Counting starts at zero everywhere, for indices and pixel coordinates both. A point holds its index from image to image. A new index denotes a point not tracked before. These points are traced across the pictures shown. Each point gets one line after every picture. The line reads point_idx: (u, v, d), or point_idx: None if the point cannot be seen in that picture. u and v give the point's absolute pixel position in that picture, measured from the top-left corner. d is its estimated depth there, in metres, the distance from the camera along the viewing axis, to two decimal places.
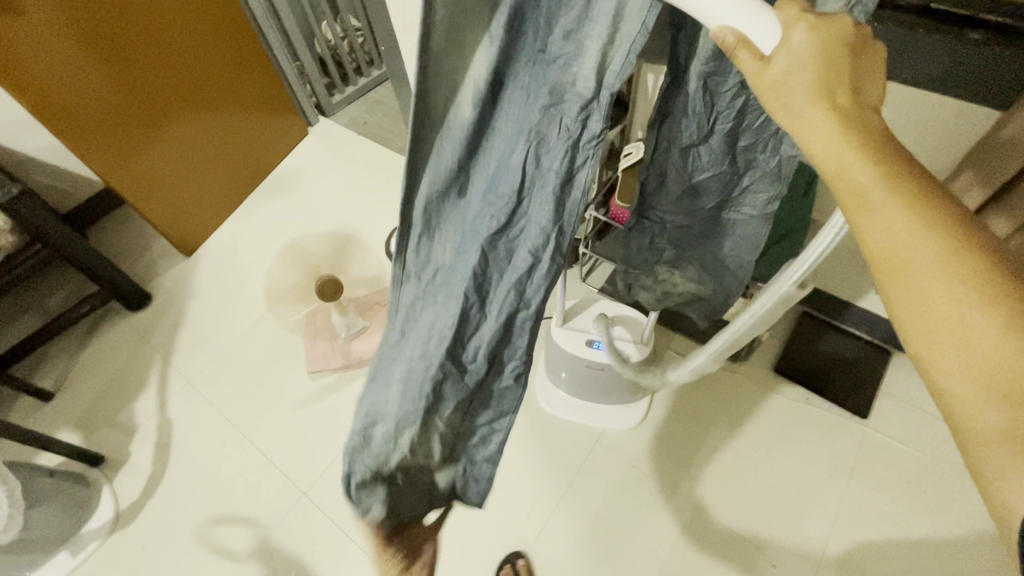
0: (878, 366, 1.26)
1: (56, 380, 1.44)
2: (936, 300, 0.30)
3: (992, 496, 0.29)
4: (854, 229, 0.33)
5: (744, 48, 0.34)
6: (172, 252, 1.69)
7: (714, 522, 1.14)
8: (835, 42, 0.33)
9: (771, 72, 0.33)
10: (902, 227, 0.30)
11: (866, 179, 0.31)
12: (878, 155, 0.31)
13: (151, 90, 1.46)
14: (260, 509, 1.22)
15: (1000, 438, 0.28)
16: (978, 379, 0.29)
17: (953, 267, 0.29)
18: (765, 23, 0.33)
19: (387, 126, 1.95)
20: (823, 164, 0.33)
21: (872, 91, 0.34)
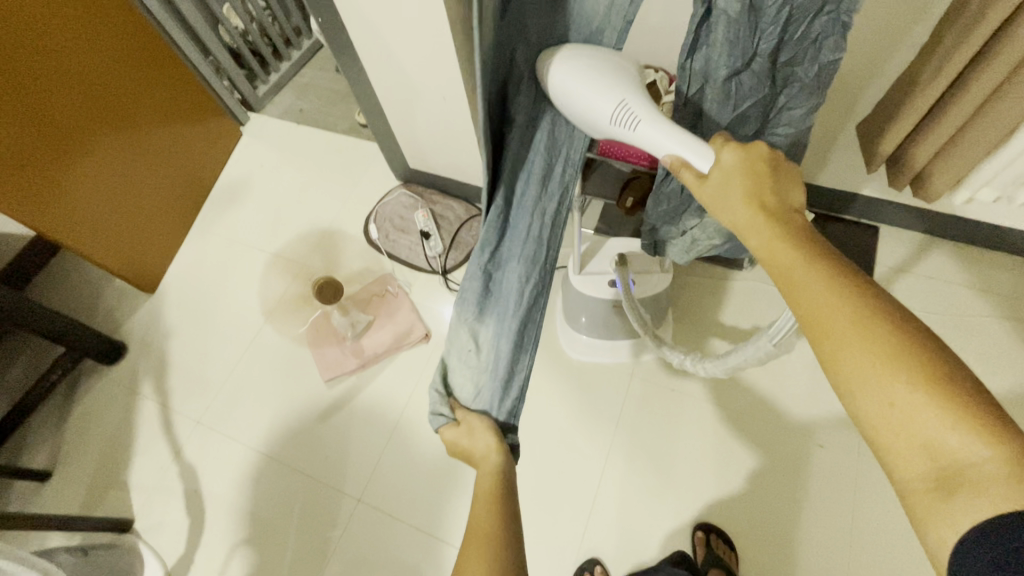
0: (867, 239, 1.32)
1: (49, 457, 1.32)
2: (860, 364, 0.39)
3: (927, 535, 0.36)
4: (789, 301, 0.45)
5: (687, 169, 0.51)
6: (132, 293, 1.54)
7: (761, 419, 1.19)
8: (756, 162, 0.50)
9: (708, 185, 0.51)
10: (825, 299, 0.42)
11: (789, 261, 0.45)
12: (797, 244, 0.45)
13: (62, 123, 1.27)
14: (319, 528, 1.18)
15: (929, 481, 0.36)
16: (898, 433, 0.37)
17: (866, 333, 0.40)
18: (701, 151, 0.50)
19: (327, 109, 1.81)
20: (761, 254, 0.47)
21: (795, 198, 0.50)
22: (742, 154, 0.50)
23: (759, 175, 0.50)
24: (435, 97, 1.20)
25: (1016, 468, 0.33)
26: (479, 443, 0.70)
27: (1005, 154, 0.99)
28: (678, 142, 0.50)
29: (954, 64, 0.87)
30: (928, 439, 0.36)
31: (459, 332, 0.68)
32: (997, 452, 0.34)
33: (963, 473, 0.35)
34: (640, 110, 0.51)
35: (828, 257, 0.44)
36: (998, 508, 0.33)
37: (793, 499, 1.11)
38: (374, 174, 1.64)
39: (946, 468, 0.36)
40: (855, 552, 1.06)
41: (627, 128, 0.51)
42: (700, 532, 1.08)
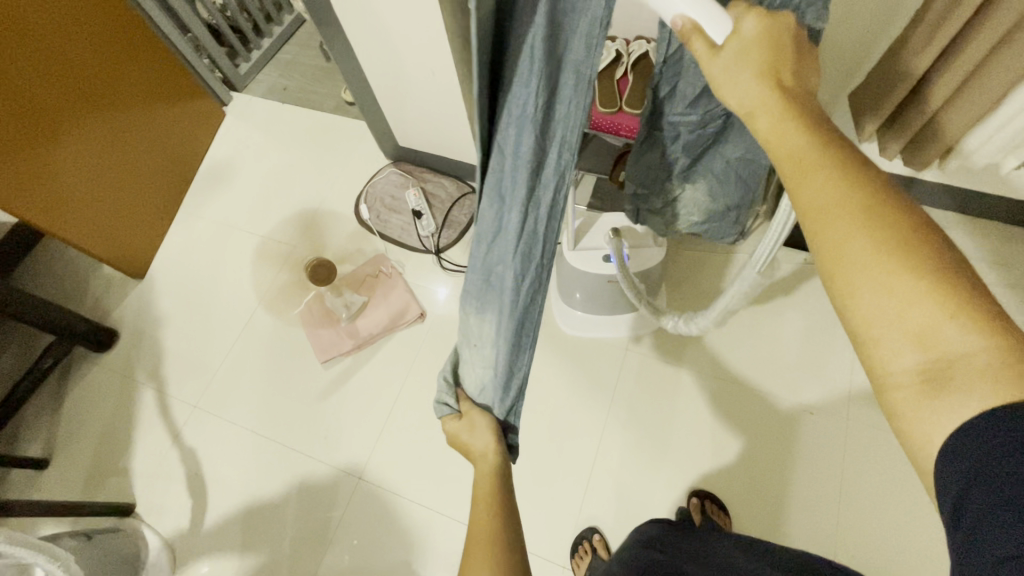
0: None
1: (45, 445, 1.32)
2: (864, 257, 0.36)
3: (905, 427, 0.37)
4: (791, 194, 0.40)
5: (698, 37, 0.41)
6: (120, 279, 1.52)
7: (752, 388, 1.22)
8: (778, 34, 0.41)
9: (722, 57, 0.41)
10: (833, 191, 0.38)
11: (799, 149, 0.39)
12: (810, 132, 0.39)
13: (41, 106, 1.23)
14: (321, 507, 1.20)
15: (915, 372, 0.35)
16: (893, 325, 0.36)
17: (872, 226, 0.36)
18: (717, 20, 0.40)
19: (311, 87, 1.77)
20: (767, 140, 0.41)
21: (812, 79, 0.43)
22: (766, 24, 0.41)
23: (782, 50, 0.41)
24: (424, 73, 1.17)
25: (1001, 359, 0.33)
26: (479, 441, 0.73)
27: (995, 121, 1.00)
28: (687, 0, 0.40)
29: (945, 30, 0.87)
30: (923, 331, 0.35)
31: (467, 321, 0.70)
32: (988, 343, 0.34)
33: (952, 364, 0.34)
34: None
35: (843, 146, 0.39)
36: (988, 398, 0.33)
37: (785, 465, 1.14)
38: (362, 154, 1.61)
39: (937, 362, 0.35)
40: (845, 512, 1.09)
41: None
42: (696, 498, 1.11)
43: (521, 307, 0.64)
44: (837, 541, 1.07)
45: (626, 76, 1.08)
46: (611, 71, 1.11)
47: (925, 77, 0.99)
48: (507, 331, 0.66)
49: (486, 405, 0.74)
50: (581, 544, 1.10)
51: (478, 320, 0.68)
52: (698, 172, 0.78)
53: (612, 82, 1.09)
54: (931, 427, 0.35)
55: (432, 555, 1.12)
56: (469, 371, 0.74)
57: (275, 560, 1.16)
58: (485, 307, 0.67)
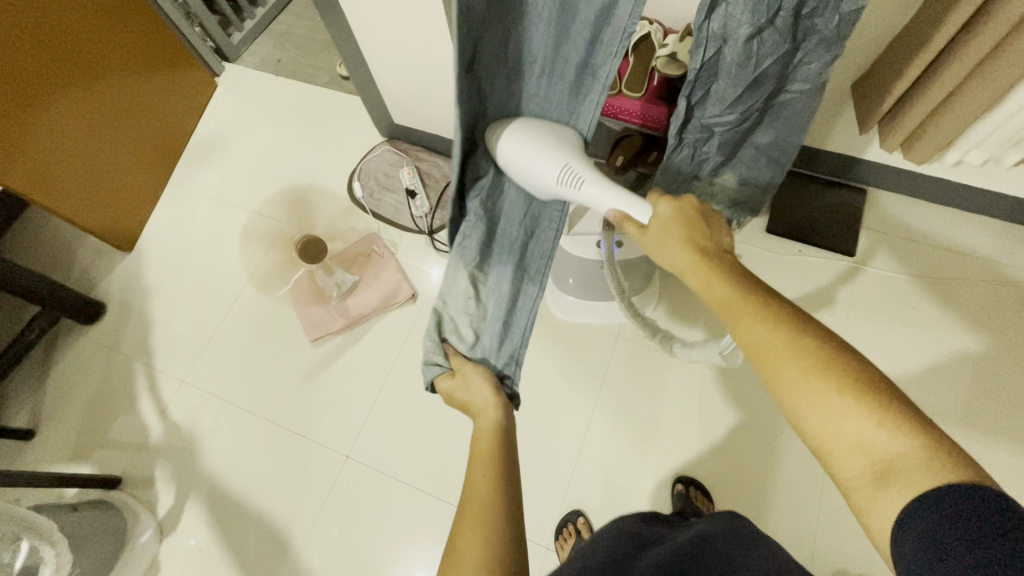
0: (853, 202, 1.33)
1: (31, 416, 1.31)
2: (796, 380, 0.45)
3: (872, 525, 0.41)
4: (732, 333, 0.51)
5: (628, 223, 0.65)
6: (108, 251, 1.50)
7: (741, 377, 1.22)
8: (689, 213, 0.61)
9: (649, 234, 0.63)
10: (759, 330, 0.49)
11: (727, 297, 0.53)
12: (730, 282, 0.53)
13: (30, 71, 1.20)
14: (308, 484, 1.20)
15: (863, 473, 0.41)
16: (837, 437, 0.43)
17: (795, 352, 0.46)
18: (639, 209, 0.63)
19: (306, 60, 1.73)
20: (702, 291, 0.56)
21: (724, 240, 0.60)
22: (674, 207, 0.62)
23: (691, 221, 0.61)
24: (420, 48, 1.14)
25: (926, 457, 0.39)
26: (477, 396, 0.72)
27: (995, 117, 0.99)
28: (615, 203, 0.64)
29: (951, 22, 0.86)
30: (860, 439, 0.42)
31: (458, 281, 0.72)
32: (911, 442, 0.40)
33: (892, 463, 0.40)
34: (584, 175, 0.64)
35: (759, 289, 0.52)
36: (923, 485, 0.38)
37: (769, 455, 1.15)
38: (357, 130, 1.58)
39: (878, 464, 0.41)
40: (826, 503, 1.10)
41: (572, 186, 0.65)
42: (681, 484, 1.12)
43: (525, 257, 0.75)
44: (819, 532, 1.08)
45: (626, 57, 1.05)
46: None
47: (928, 67, 0.97)
48: (511, 283, 0.74)
49: (480, 360, 0.75)
50: (565, 527, 1.12)
51: (476, 281, 0.73)
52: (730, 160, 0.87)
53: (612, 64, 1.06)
54: (884, 519, 0.40)
55: (418, 533, 1.13)
56: (459, 327, 0.74)
57: (260, 535, 1.16)
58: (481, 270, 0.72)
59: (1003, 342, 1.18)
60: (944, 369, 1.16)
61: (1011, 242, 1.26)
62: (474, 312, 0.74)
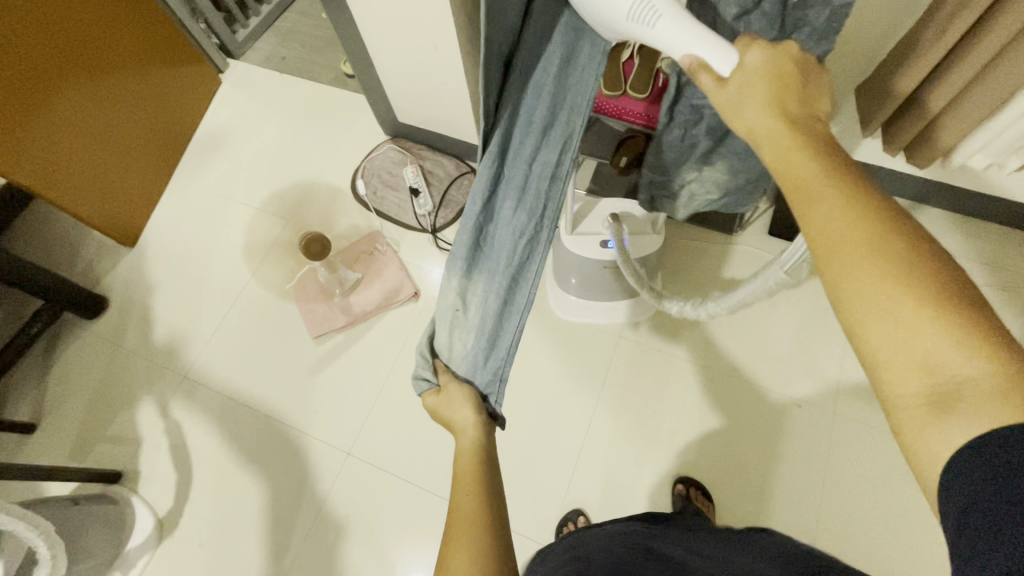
0: None
1: (33, 409, 1.31)
2: (870, 279, 0.38)
3: (915, 451, 0.37)
4: (799, 220, 0.43)
5: (706, 72, 0.49)
6: (110, 246, 1.50)
7: (739, 378, 1.23)
8: (785, 70, 0.48)
9: (727, 89, 0.49)
10: (840, 216, 0.40)
11: (803, 177, 0.43)
12: (817, 159, 0.43)
13: (35, 62, 1.20)
14: (308, 480, 1.20)
15: (921, 396, 0.36)
16: (898, 350, 0.37)
17: (879, 247, 0.38)
18: (724, 55, 0.49)
19: (311, 57, 1.73)
20: (773, 166, 0.46)
21: (819, 105, 0.48)
22: (767, 57, 0.48)
23: (783, 78, 0.48)
24: (426, 47, 1.15)
25: (1007, 385, 0.33)
26: (458, 414, 0.71)
27: (998, 123, 0.99)
28: (699, 42, 0.48)
29: (956, 26, 0.86)
30: (927, 356, 0.36)
31: (447, 287, 0.69)
32: (991, 366, 0.34)
33: (959, 387, 0.34)
34: (661, 7, 0.47)
35: (852, 176, 0.42)
36: (991, 419, 0.33)
37: (769, 456, 1.16)
38: (361, 128, 1.59)
39: (941, 386, 0.35)
40: (825, 505, 1.11)
41: (646, 26, 0.48)
42: (680, 484, 1.12)
43: (515, 268, 0.63)
44: (818, 533, 1.09)
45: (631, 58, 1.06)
46: (617, 53, 1.08)
47: (932, 73, 0.98)
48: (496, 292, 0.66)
49: (467, 377, 0.73)
50: (565, 525, 1.12)
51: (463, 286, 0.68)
52: (717, 156, 0.78)
53: (617, 65, 1.07)
54: (935, 448, 0.35)
55: (417, 530, 1.14)
56: (447, 336, 0.74)
57: (260, 531, 1.17)
58: (471, 274, 0.67)
59: None
60: None
61: (1011, 248, 1.27)
62: (455, 321, 0.71)
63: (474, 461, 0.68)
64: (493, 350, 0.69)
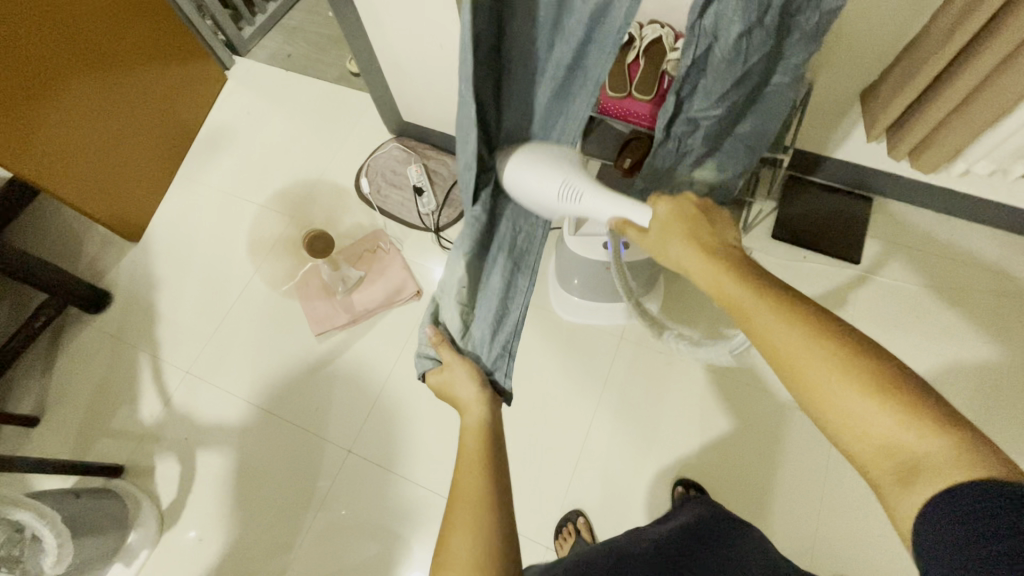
0: (860, 210, 1.33)
1: (36, 403, 1.32)
2: (817, 377, 0.43)
3: (901, 525, 0.39)
4: (748, 334, 0.49)
5: (630, 226, 0.64)
6: (115, 241, 1.51)
7: (741, 381, 1.23)
8: (688, 210, 0.60)
9: (651, 232, 0.62)
10: (773, 327, 0.47)
11: (737, 295, 0.51)
12: (743, 279, 0.51)
13: (37, 55, 1.20)
14: (309, 477, 1.21)
15: (892, 476, 0.39)
16: (860, 438, 0.41)
17: (814, 348, 0.44)
18: (640, 210, 0.63)
19: (316, 55, 1.74)
20: (710, 290, 0.54)
21: (729, 235, 0.58)
22: (676, 205, 0.61)
23: (693, 217, 0.59)
24: (432, 47, 1.15)
25: (958, 454, 0.37)
26: (462, 392, 0.70)
27: (1002, 129, 0.99)
28: (617, 208, 0.64)
29: (961, 33, 0.86)
30: (885, 439, 0.40)
31: (454, 273, 0.65)
32: (941, 439, 0.38)
33: (921, 462, 0.38)
34: (580, 188, 0.64)
35: (772, 283, 0.50)
36: (946, 485, 0.36)
37: (769, 459, 1.16)
38: (366, 126, 1.59)
39: (906, 463, 0.39)
40: (824, 510, 1.11)
41: (571, 201, 0.64)
42: (680, 486, 1.12)
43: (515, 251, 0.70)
44: (817, 537, 1.09)
45: (637, 60, 1.07)
46: (622, 55, 1.08)
47: (938, 78, 0.98)
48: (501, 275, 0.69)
49: (475, 358, 0.72)
50: (565, 526, 1.12)
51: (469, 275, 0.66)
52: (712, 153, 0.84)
53: (621, 67, 1.07)
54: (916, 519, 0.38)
55: (417, 529, 1.14)
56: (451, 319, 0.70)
57: (261, 529, 1.17)
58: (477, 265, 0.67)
59: (1006, 353, 1.18)
60: (944, 378, 1.17)
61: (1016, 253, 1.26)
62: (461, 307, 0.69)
63: (480, 439, 0.66)
64: (502, 330, 0.72)
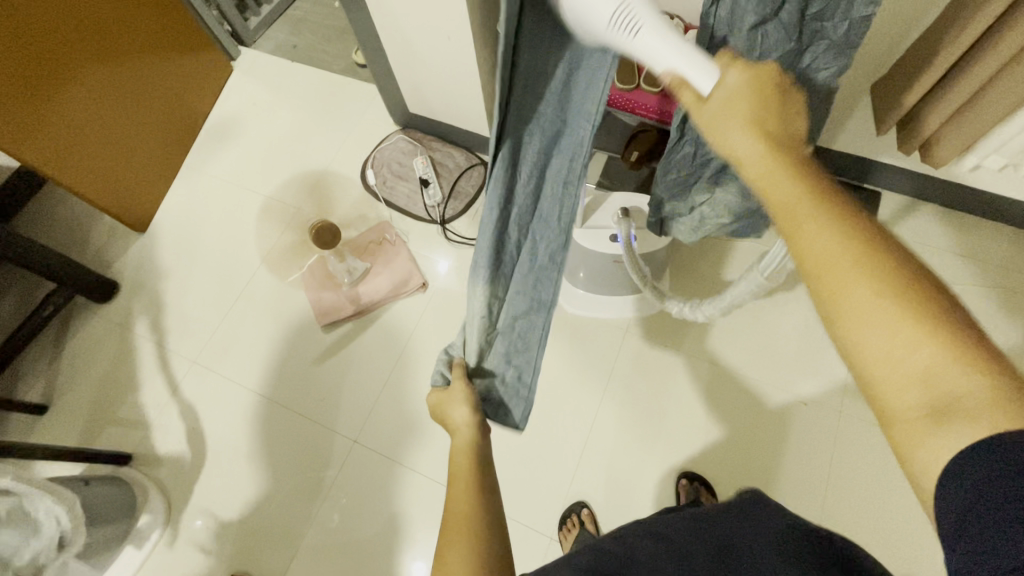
0: (867, 204, 1.32)
1: (44, 391, 1.33)
2: (860, 297, 0.39)
3: (912, 463, 0.37)
4: (790, 243, 0.43)
5: (687, 89, 0.48)
6: (122, 231, 1.51)
7: (746, 375, 1.23)
8: (766, 83, 0.47)
9: (710, 108, 0.47)
10: (827, 237, 0.41)
11: (791, 198, 0.43)
12: (801, 181, 0.44)
13: (41, 43, 1.19)
14: (315, 467, 1.21)
15: (920, 411, 0.36)
16: (893, 366, 0.37)
17: (864, 265, 0.39)
18: (706, 70, 0.46)
19: (321, 46, 1.73)
20: (757, 188, 0.46)
21: (799, 127, 0.48)
22: (749, 75, 0.47)
23: (766, 98, 0.47)
24: (439, 37, 1.14)
25: (1001, 397, 0.34)
26: (456, 413, 0.72)
27: (1014, 124, 0.98)
28: (683, 63, 0.45)
29: (975, 25, 0.85)
30: (922, 371, 0.36)
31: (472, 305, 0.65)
32: (985, 380, 0.34)
33: (957, 401, 0.35)
34: (644, 17, 0.41)
35: (834, 195, 0.43)
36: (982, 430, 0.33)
37: (773, 452, 1.16)
38: (371, 117, 1.59)
39: (940, 400, 0.35)
40: (828, 503, 1.11)
41: (627, 36, 0.42)
42: (685, 479, 1.13)
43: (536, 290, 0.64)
44: (820, 530, 1.09)
45: None
46: None
47: (948, 73, 0.97)
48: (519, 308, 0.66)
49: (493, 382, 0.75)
50: (570, 517, 1.13)
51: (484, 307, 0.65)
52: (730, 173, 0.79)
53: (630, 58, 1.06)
54: (935, 458, 0.35)
55: (422, 519, 1.15)
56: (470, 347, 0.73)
57: (267, 518, 1.18)
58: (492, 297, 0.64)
59: (1012, 348, 1.18)
60: None
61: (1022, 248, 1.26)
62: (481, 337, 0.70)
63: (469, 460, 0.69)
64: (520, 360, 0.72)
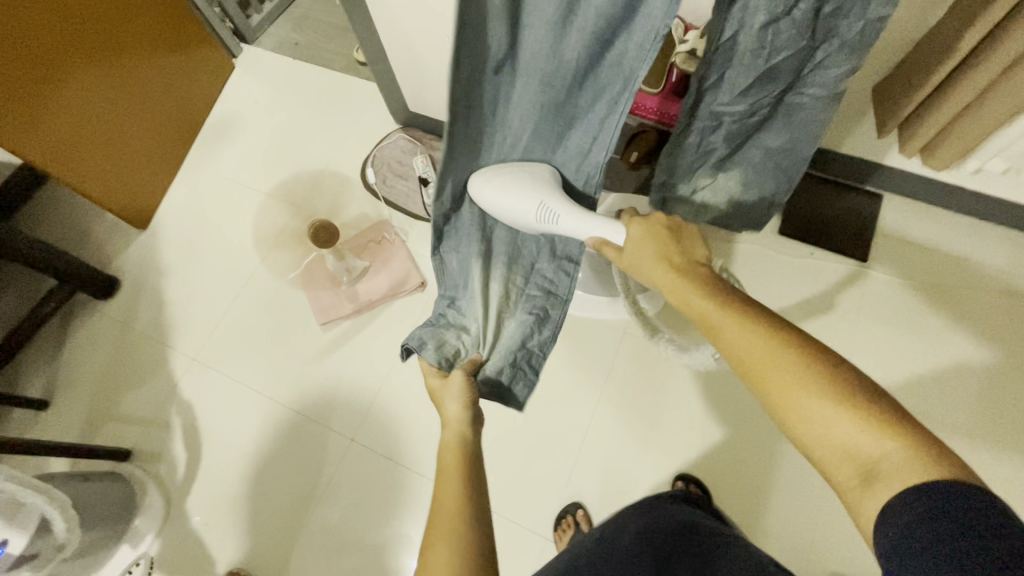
0: (869, 206, 1.31)
1: (45, 387, 1.34)
2: (781, 382, 0.48)
3: (865, 524, 0.43)
4: (716, 346, 0.54)
5: (607, 246, 0.68)
6: (122, 228, 1.52)
7: (743, 377, 1.22)
8: (661, 233, 0.65)
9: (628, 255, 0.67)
10: (742, 337, 0.52)
11: (705, 310, 0.56)
12: (710, 296, 0.57)
13: (41, 42, 1.19)
14: (312, 466, 1.22)
15: (854, 476, 0.44)
16: (825, 440, 0.45)
17: (776, 355, 0.49)
18: (614, 231, 0.68)
19: (322, 44, 1.73)
20: (681, 302, 0.59)
21: (696, 254, 0.64)
22: (643, 229, 0.66)
23: (663, 240, 0.65)
24: (438, 37, 1.14)
25: (908, 452, 0.41)
26: (449, 405, 0.71)
27: (1017, 127, 0.97)
28: (595, 228, 0.67)
29: (975, 31, 0.85)
30: (845, 441, 0.44)
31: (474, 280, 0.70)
32: (890, 438, 0.42)
33: (878, 462, 0.42)
34: (557, 209, 0.65)
35: (739, 300, 0.55)
36: (904, 481, 0.40)
37: (769, 456, 1.16)
38: (371, 116, 1.59)
39: (865, 463, 0.43)
40: (823, 507, 1.11)
41: (548, 220, 0.65)
42: (680, 481, 1.13)
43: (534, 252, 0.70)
44: (815, 534, 1.09)
45: None
46: None
47: (948, 77, 0.96)
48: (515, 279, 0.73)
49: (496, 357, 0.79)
50: (564, 518, 1.13)
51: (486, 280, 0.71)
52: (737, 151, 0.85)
53: None
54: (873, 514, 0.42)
55: (418, 518, 1.15)
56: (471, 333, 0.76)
57: (263, 515, 1.19)
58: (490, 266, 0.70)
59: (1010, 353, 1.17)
60: (946, 378, 1.17)
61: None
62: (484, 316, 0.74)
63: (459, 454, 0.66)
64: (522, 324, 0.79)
